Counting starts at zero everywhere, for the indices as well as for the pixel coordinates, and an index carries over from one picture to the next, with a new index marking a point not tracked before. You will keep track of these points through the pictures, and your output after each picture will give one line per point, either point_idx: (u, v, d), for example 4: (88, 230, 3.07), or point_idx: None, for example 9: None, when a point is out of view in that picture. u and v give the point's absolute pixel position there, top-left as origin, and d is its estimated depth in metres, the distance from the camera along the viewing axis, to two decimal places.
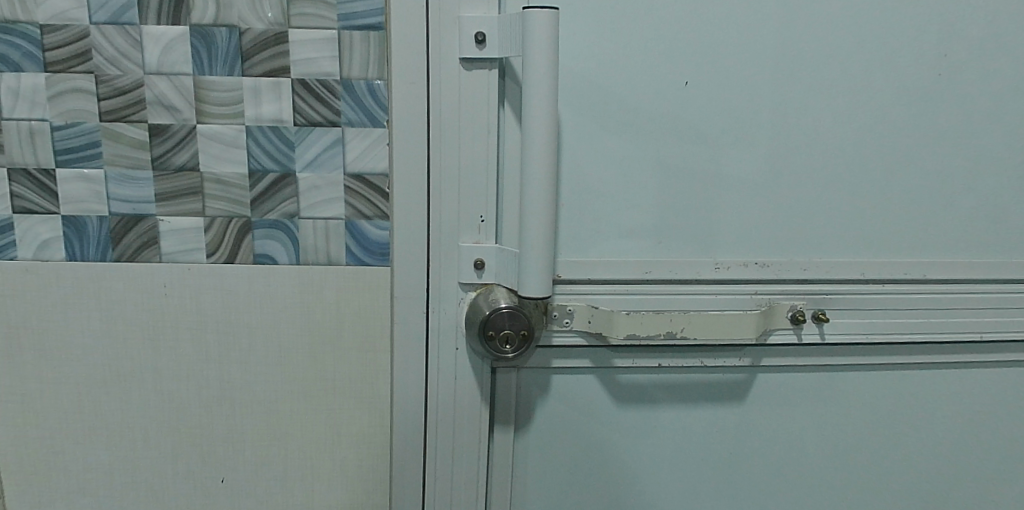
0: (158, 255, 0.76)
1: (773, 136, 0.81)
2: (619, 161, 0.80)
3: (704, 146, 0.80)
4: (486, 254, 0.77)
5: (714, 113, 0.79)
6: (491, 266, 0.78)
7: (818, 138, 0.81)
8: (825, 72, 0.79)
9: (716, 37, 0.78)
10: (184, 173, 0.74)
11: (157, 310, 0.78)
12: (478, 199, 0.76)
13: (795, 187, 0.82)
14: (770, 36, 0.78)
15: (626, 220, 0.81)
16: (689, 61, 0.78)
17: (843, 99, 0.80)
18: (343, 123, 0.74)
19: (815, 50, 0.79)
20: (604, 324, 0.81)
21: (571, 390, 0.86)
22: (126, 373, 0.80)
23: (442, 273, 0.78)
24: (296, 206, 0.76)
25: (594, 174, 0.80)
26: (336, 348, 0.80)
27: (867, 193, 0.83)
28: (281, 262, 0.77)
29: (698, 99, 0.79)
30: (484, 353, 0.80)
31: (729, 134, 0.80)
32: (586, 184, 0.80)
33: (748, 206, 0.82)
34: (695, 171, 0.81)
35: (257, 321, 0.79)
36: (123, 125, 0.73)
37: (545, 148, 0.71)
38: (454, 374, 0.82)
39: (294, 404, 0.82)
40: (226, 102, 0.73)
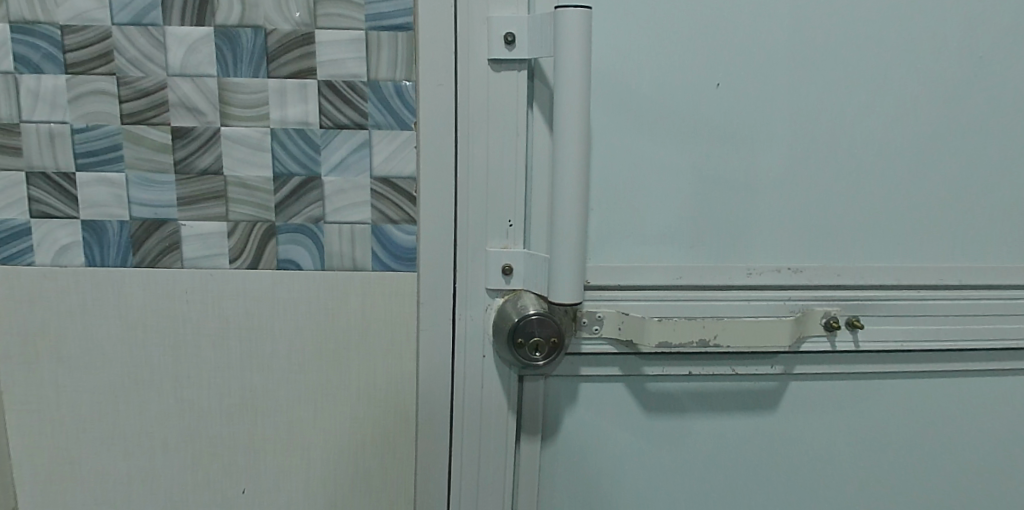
0: (179, 260, 0.75)
1: (808, 133, 0.78)
2: (650, 161, 0.78)
3: (737, 144, 0.78)
4: (515, 259, 0.75)
5: (747, 111, 0.77)
6: (520, 271, 0.76)
7: (855, 136, 0.79)
8: (860, 67, 0.77)
9: (748, 33, 0.76)
10: (207, 176, 0.73)
11: (179, 316, 0.76)
12: (507, 203, 0.74)
13: (831, 186, 0.80)
14: (803, 31, 0.76)
15: (656, 223, 0.79)
16: (721, 56, 0.76)
17: (878, 96, 0.78)
18: (371, 125, 0.72)
19: (850, 45, 0.77)
20: (635, 332, 0.79)
21: (600, 398, 0.84)
22: (147, 382, 0.78)
23: (469, 278, 0.76)
24: (321, 210, 0.74)
25: (625, 176, 0.78)
26: (360, 356, 0.78)
27: (905, 192, 0.81)
28: (306, 268, 0.75)
29: (731, 97, 0.77)
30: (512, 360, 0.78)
31: (763, 134, 0.78)
32: (616, 185, 0.78)
33: (783, 205, 0.80)
34: (724, 176, 0.79)
35: (280, 328, 0.77)
36: (145, 128, 0.71)
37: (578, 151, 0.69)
38: (481, 382, 0.80)
39: (317, 413, 0.80)
40: (251, 104, 0.71)
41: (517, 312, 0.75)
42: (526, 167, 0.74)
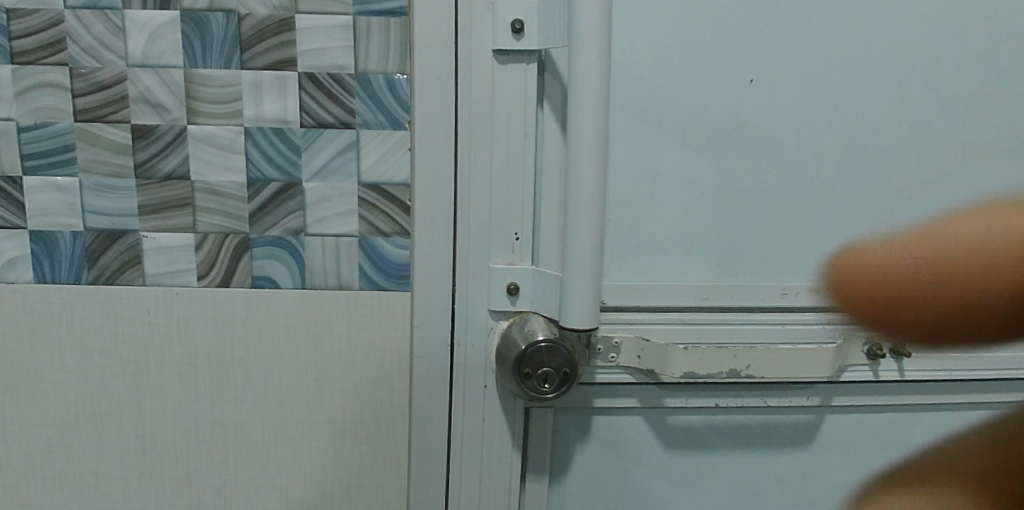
0: (140, 277, 0.66)
1: (903, 91, 0.56)
2: (683, 135, 0.58)
3: (803, 95, 0.57)
4: (521, 277, 0.65)
5: (821, 57, 0.56)
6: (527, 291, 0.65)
7: (984, 80, 0.55)
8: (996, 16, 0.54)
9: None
10: (172, 181, 0.64)
11: (138, 340, 0.67)
12: (513, 213, 0.64)
13: None
14: None
15: (700, 219, 0.60)
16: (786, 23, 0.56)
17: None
18: (359, 124, 0.64)
19: None
20: (656, 362, 0.62)
21: (614, 435, 0.71)
22: (103, 414, 0.68)
23: (471, 298, 0.66)
24: (302, 221, 0.65)
25: (653, 159, 0.59)
26: (345, 386, 0.69)
27: None
28: (284, 286, 0.67)
29: (792, 33, 0.56)
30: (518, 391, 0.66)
31: (840, 93, 0.57)
32: (643, 171, 0.59)
33: (878, 187, 0.57)
34: (786, 180, 0.59)
35: (254, 354, 0.68)
36: (101, 126, 0.63)
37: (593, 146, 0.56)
38: (482, 418, 0.68)
39: (295, 449, 0.70)
40: (222, 100, 0.62)
41: (524, 338, 0.64)
42: (532, 170, 0.63)
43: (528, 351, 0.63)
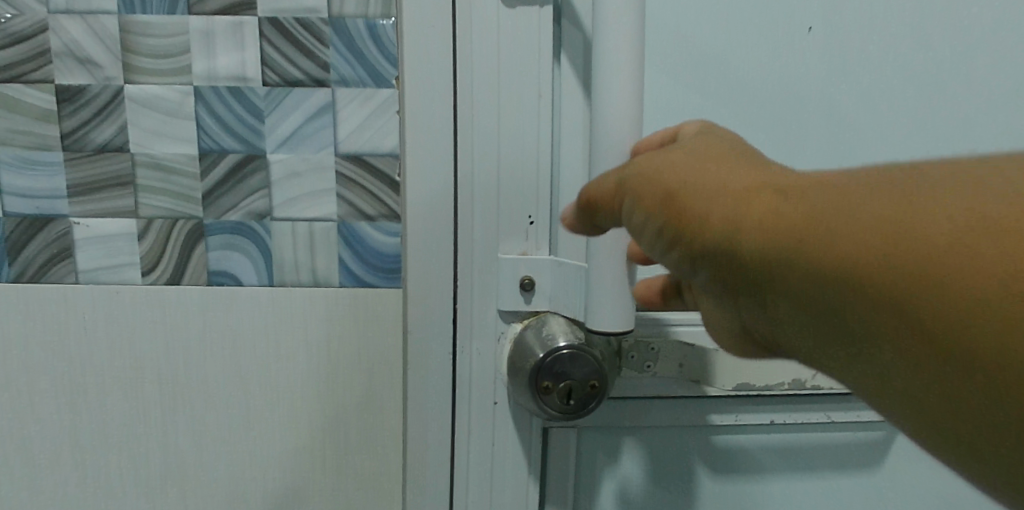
0: (72, 273, 0.54)
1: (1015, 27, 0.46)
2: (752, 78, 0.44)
3: None
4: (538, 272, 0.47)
5: None
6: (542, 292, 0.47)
7: None
8: None
9: None
10: (108, 154, 0.52)
11: (75, 352, 0.55)
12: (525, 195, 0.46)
13: None
14: None
15: None
16: None
17: None
18: (334, 81, 0.52)
19: None
20: (699, 371, 0.48)
21: (653, 469, 0.52)
22: (34, 443, 0.56)
23: (476, 301, 0.47)
24: (267, 203, 0.53)
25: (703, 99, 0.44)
26: (326, 406, 0.57)
27: None
28: (247, 284, 0.54)
29: None
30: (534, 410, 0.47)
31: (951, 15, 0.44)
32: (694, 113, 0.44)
33: None
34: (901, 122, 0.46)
35: (213, 368, 0.55)
36: (19, 87, 0.51)
37: (631, 86, 0.38)
38: (488, 464, 0.50)
39: (267, 482, 0.58)
40: (167, 53, 0.51)
41: (541, 345, 0.46)
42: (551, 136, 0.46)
43: (546, 361, 0.45)
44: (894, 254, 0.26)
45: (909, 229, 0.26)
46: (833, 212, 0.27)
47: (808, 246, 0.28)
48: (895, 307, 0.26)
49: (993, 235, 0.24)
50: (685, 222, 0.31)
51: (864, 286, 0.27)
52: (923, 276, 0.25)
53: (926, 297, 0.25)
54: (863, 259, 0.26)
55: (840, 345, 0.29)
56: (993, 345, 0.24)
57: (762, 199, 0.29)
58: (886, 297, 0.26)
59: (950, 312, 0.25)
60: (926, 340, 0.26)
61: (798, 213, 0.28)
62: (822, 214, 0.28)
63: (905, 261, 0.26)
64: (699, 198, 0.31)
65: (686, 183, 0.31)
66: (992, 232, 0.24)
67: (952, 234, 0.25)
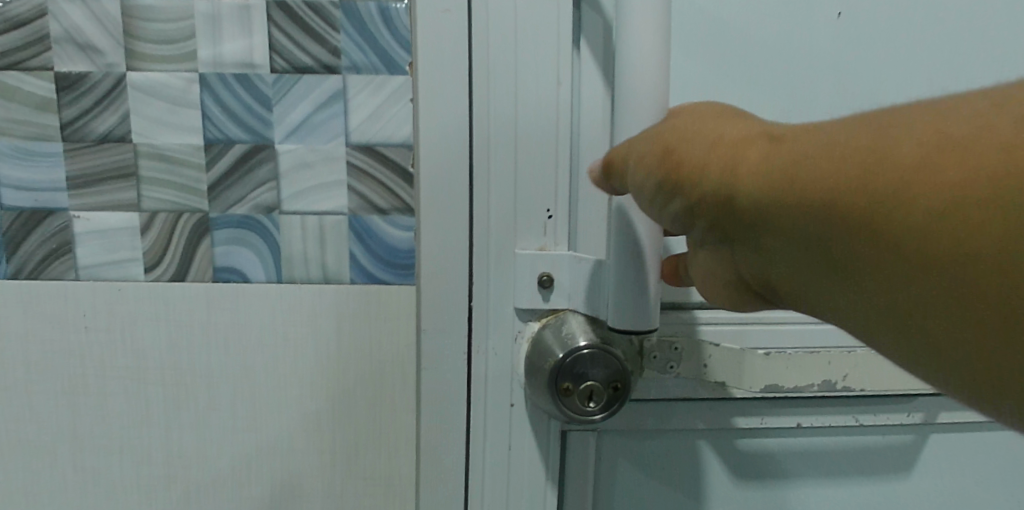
0: (72, 269, 0.51)
1: None
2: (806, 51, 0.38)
3: None
4: (558, 270, 0.41)
5: None
6: (563, 292, 0.41)
7: None
8: None
9: None
10: (109, 144, 0.50)
11: (76, 351, 0.53)
12: (545, 185, 0.40)
13: None
14: None
15: None
16: None
17: None
18: (345, 67, 0.49)
19: None
20: (726, 371, 0.42)
21: (686, 486, 0.46)
22: (32, 445, 0.54)
23: (493, 305, 0.41)
24: (275, 195, 0.51)
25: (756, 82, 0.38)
26: (336, 407, 0.54)
27: None
28: (254, 280, 0.52)
29: None
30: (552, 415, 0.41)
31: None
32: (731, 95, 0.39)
33: None
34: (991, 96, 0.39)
35: (219, 368, 0.53)
36: (18, 76, 0.49)
37: (658, 61, 0.34)
38: (505, 488, 0.43)
39: (275, 486, 0.56)
40: (170, 39, 0.48)
41: (561, 344, 0.40)
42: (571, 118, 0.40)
43: (567, 359, 0.39)
44: (885, 181, 0.24)
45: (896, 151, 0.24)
46: (830, 147, 0.25)
47: (802, 186, 0.25)
48: (898, 238, 0.24)
49: (976, 151, 0.23)
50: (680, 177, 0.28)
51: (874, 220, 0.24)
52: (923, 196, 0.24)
53: (923, 220, 0.24)
54: (862, 191, 0.24)
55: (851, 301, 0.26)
56: (996, 261, 0.23)
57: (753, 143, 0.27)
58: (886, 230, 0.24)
59: (954, 231, 0.23)
60: (933, 268, 0.24)
61: (795, 151, 0.26)
62: (813, 151, 0.26)
63: (899, 190, 0.24)
64: (690, 146, 0.28)
65: (674, 132, 0.29)
66: (956, 149, 0.23)
67: (934, 155, 0.24)
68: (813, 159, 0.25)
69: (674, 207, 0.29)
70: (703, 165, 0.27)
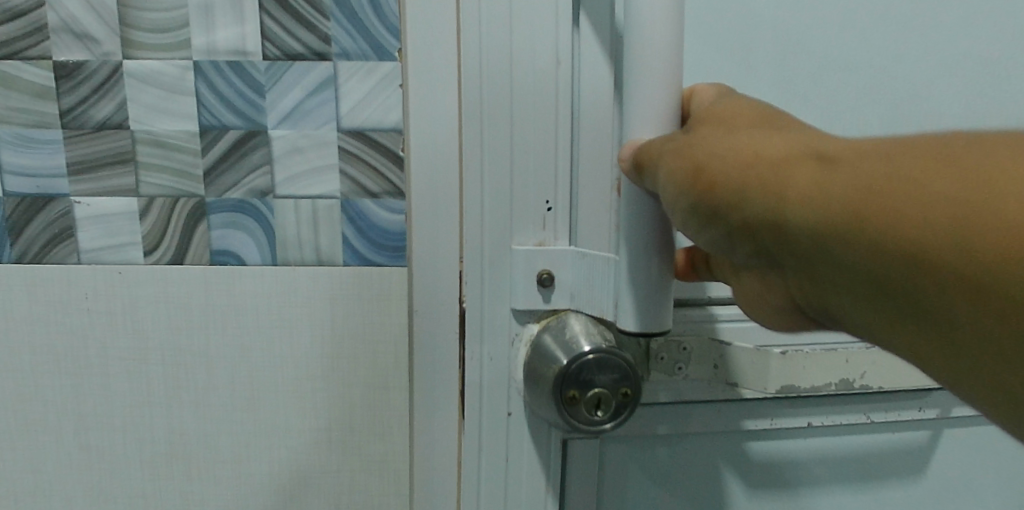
0: (73, 253, 0.53)
1: None
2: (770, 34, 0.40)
3: None
4: (558, 267, 0.39)
5: None
6: (564, 292, 0.39)
7: None
8: None
9: None
10: (107, 131, 0.51)
11: (79, 333, 0.54)
12: (543, 179, 0.38)
13: None
14: None
15: None
16: None
17: None
18: (335, 54, 0.51)
19: None
20: (739, 374, 0.40)
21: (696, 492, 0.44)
22: (38, 424, 0.56)
23: (489, 302, 0.39)
24: (269, 180, 0.52)
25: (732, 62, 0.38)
26: (332, 387, 0.56)
27: None
28: (250, 263, 0.54)
29: None
30: (557, 426, 0.38)
31: None
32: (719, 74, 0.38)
33: None
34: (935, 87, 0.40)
35: (217, 348, 0.55)
36: (17, 64, 0.50)
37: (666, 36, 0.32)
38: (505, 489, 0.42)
39: (273, 462, 0.57)
40: (164, 27, 0.50)
41: (563, 348, 0.38)
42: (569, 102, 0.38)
43: (573, 368, 0.37)
44: (937, 214, 0.24)
45: (954, 180, 0.24)
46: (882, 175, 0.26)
47: (854, 212, 0.26)
48: (954, 275, 0.24)
49: None
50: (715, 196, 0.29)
51: (926, 255, 0.25)
52: (980, 233, 0.24)
53: (985, 255, 0.24)
54: (918, 222, 0.25)
55: (906, 329, 0.27)
56: None
57: (799, 164, 0.28)
58: (938, 264, 0.25)
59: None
60: (994, 309, 0.24)
61: (846, 175, 0.26)
62: (865, 176, 0.26)
63: (954, 222, 0.24)
64: (724, 165, 0.29)
65: (715, 149, 0.30)
66: None
67: (997, 190, 0.23)
68: (864, 185, 0.26)
69: (714, 225, 0.30)
70: (737, 183, 0.29)
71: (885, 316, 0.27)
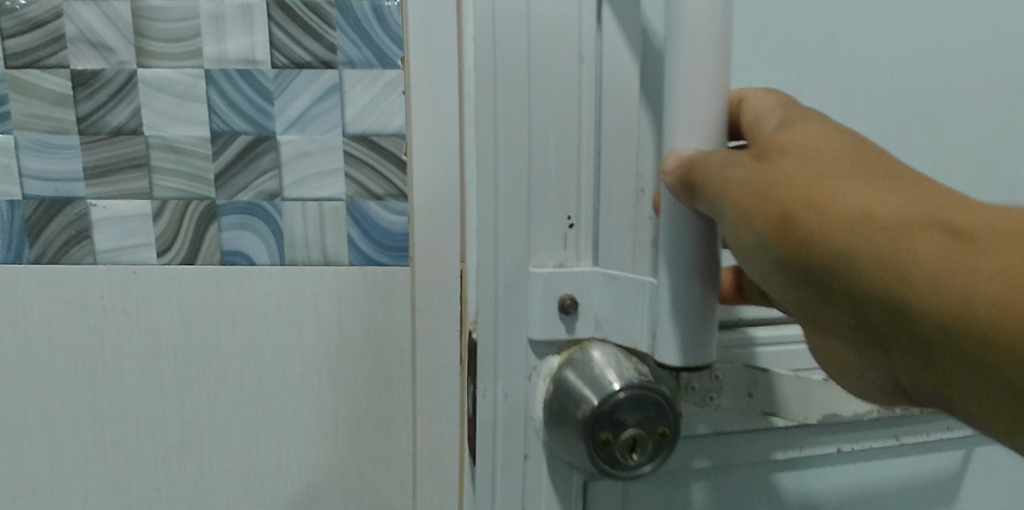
0: (90, 253, 0.55)
1: None
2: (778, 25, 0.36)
3: None
4: (585, 291, 0.30)
5: None
6: (589, 319, 0.31)
7: None
8: None
9: None
10: (123, 136, 0.53)
11: (95, 330, 0.56)
12: (569, 181, 0.29)
13: None
14: None
15: None
16: None
17: None
18: (341, 62, 0.53)
19: None
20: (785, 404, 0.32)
21: None
22: (56, 418, 0.58)
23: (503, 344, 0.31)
24: (277, 183, 0.54)
25: None
26: (338, 381, 0.58)
27: None
28: (259, 262, 0.56)
29: None
30: (585, 474, 0.30)
31: None
32: None
33: None
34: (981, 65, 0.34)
35: (227, 344, 0.57)
36: (36, 73, 0.52)
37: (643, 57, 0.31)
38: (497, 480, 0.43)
39: (281, 454, 0.60)
40: (177, 37, 0.52)
41: (591, 384, 0.29)
42: (597, 73, 0.29)
43: (610, 413, 0.28)
44: None
45: None
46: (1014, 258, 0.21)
47: (979, 299, 0.22)
48: None
49: None
50: (811, 253, 0.23)
51: None
52: None
53: None
54: None
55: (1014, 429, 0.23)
56: None
57: (917, 231, 0.22)
58: None
59: None
60: None
61: (970, 255, 0.22)
62: (994, 258, 0.21)
63: None
64: (825, 219, 0.23)
65: (816, 196, 0.23)
66: None
67: None
68: (992, 270, 0.21)
69: (804, 281, 0.24)
70: (839, 242, 0.23)
71: (1014, 412, 0.22)
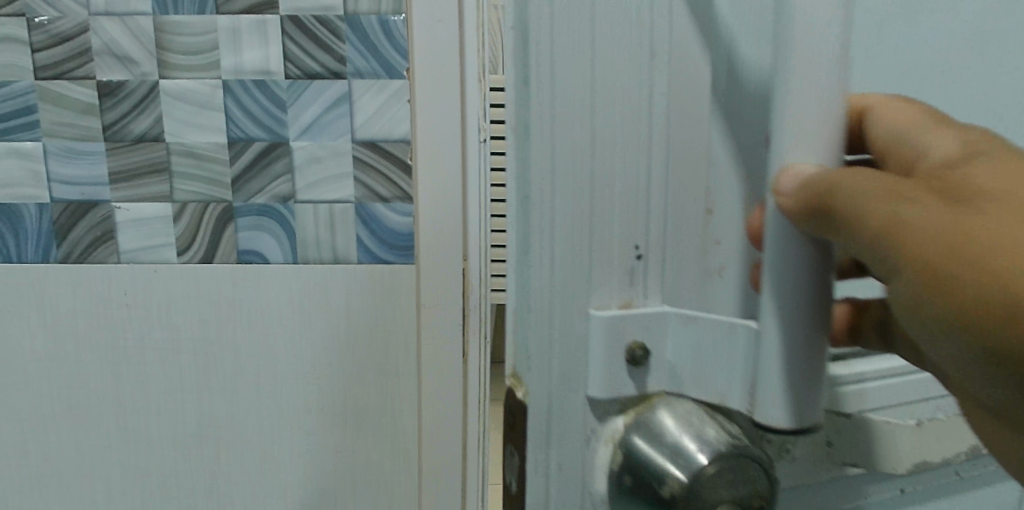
0: (114, 253, 0.58)
1: None
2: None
3: None
4: (655, 335, 0.22)
5: None
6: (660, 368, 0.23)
7: None
8: None
9: None
10: (145, 143, 0.57)
11: (118, 325, 0.60)
12: (636, 201, 0.21)
13: None
14: None
15: None
16: None
17: None
18: (350, 73, 0.56)
19: None
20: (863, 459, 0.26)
21: None
22: (81, 408, 0.62)
23: (554, 420, 0.23)
24: (290, 186, 0.58)
25: None
26: (348, 373, 0.62)
27: None
28: (273, 261, 0.59)
29: None
30: None
31: None
32: None
33: None
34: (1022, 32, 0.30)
35: (243, 338, 0.60)
36: (64, 83, 0.56)
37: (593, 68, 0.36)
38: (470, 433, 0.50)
39: (293, 441, 0.63)
40: (197, 50, 0.55)
41: (673, 455, 0.22)
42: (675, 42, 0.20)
43: (701, 507, 0.21)
44: None
45: None
46: None
47: None
48: None
49: None
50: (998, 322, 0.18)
51: None
52: None
53: None
54: None
55: None
56: None
57: None
58: None
59: None
60: None
61: None
62: None
63: None
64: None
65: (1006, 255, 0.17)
66: None
67: None
68: None
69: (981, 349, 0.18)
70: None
71: None
